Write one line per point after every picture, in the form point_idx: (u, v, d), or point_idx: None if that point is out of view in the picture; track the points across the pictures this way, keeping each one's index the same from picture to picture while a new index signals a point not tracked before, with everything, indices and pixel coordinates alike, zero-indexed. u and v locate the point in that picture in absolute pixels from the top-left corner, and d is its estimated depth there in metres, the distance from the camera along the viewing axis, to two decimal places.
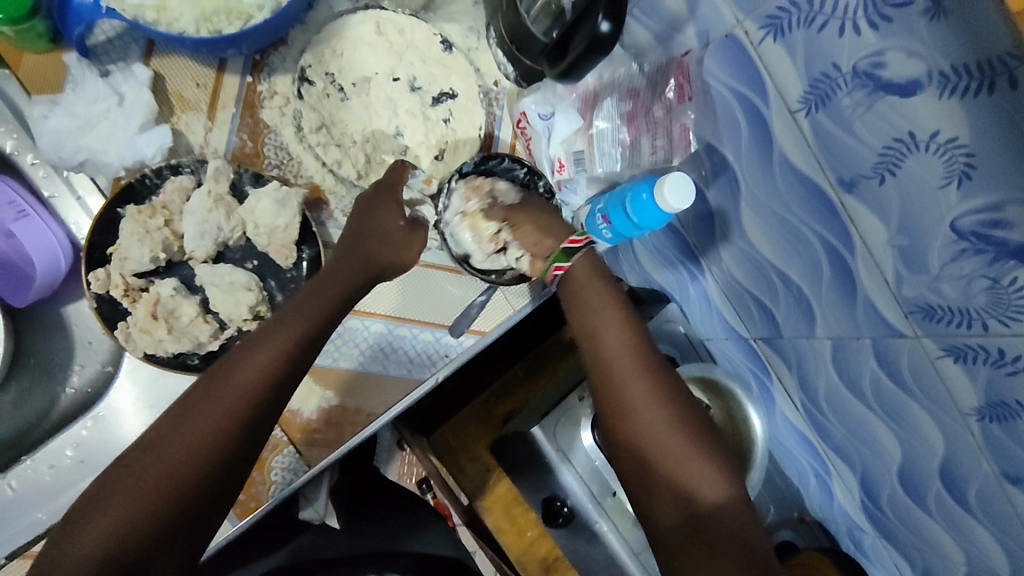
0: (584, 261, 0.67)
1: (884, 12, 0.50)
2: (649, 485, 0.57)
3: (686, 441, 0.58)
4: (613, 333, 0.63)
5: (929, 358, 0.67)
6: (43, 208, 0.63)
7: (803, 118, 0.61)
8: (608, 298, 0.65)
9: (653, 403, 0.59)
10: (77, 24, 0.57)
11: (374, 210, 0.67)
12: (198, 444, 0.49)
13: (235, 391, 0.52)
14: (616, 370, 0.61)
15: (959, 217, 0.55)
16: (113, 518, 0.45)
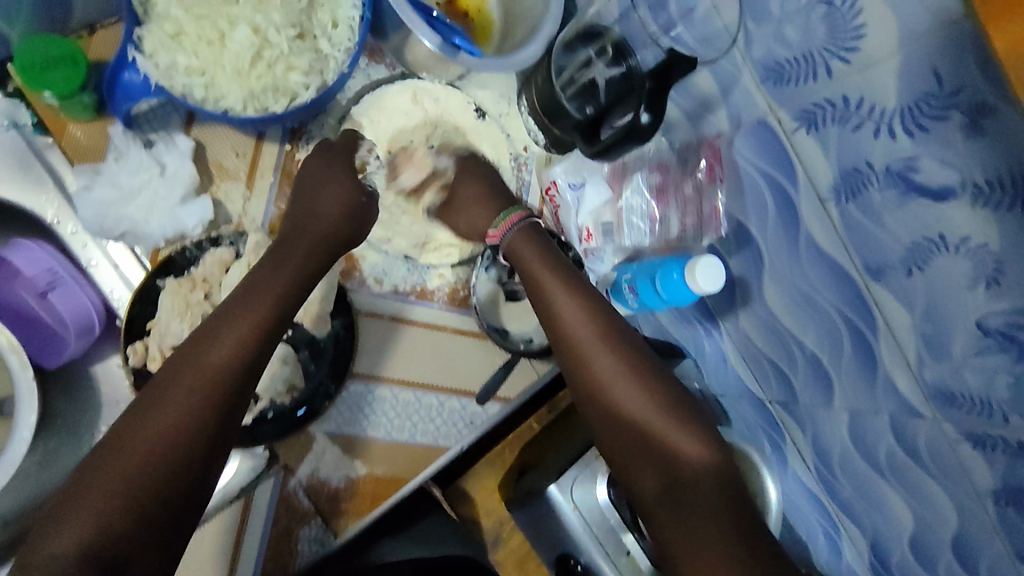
0: (518, 229, 0.68)
1: (921, 122, 0.51)
2: (628, 462, 0.61)
3: (659, 406, 0.62)
4: (569, 318, 0.65)
5: (946, 441, 0.61)
6: (81, 273, 0.63)
7: (832, 207, 0.61)
8: (559, 279, 0.66)
9: (626, 376, 0.63)
10: (123, 99, 0.56)
11: (322, 186, 0.63)
12: (175, 432, 0.48)
13: (205, 370, 0.51)
14: (583, 348, 0.64)
15: (986, 316, 0.54)
16: (88, 518, 0.43)
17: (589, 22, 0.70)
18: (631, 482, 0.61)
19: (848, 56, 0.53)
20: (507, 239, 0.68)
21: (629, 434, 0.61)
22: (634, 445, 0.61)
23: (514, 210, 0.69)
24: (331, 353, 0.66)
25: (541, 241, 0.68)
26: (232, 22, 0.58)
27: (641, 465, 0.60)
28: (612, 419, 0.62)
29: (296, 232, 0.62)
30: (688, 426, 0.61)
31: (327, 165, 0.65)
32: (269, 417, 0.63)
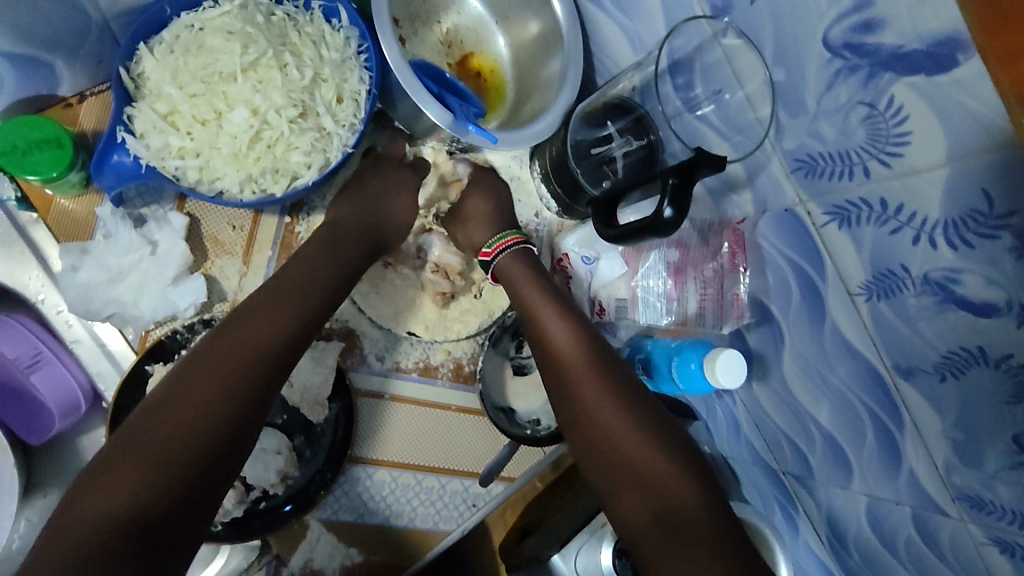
0: (510, 255, 0.69)
1: (967, 237, 0.45)
2: (615, 482, 0.54)
3: (648, 429, 0.56)
4: (555, 333, 0.64)
5: (973, 542, 0.53)
6: (66, 353, 0.62)
7: (862, 304, 0.55)
8: (551, 303, 0.66)
9: (612, 390, 0.59)
10: (109, 178, 0.54)
11: (359, 202, 0.65)
12: (214, 408, 0.46)
13: (239, 352, 0.50)
14: (570, 364, 0.62)
15: None
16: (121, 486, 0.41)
17: (616, 96, 0.71)
18: (617, 508, 0.53)
19: (890, 161, 0.48)
20: (498, 263, 0.69)
21: (613, 454, 0.55)
22: (620, 471, 0.54)
23: (509, 234, 0.69)
24: (329, 437, 0.64)
25: (536, 270, 0.69)
26: (230, 103, 0.56)
27: (625, 482, 0.53)
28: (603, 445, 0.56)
29: (343, 245, 0.62)
30: (683, 451, 0.55)
31: (384, 181, 0.68)
32: (262, 508, 0.61)
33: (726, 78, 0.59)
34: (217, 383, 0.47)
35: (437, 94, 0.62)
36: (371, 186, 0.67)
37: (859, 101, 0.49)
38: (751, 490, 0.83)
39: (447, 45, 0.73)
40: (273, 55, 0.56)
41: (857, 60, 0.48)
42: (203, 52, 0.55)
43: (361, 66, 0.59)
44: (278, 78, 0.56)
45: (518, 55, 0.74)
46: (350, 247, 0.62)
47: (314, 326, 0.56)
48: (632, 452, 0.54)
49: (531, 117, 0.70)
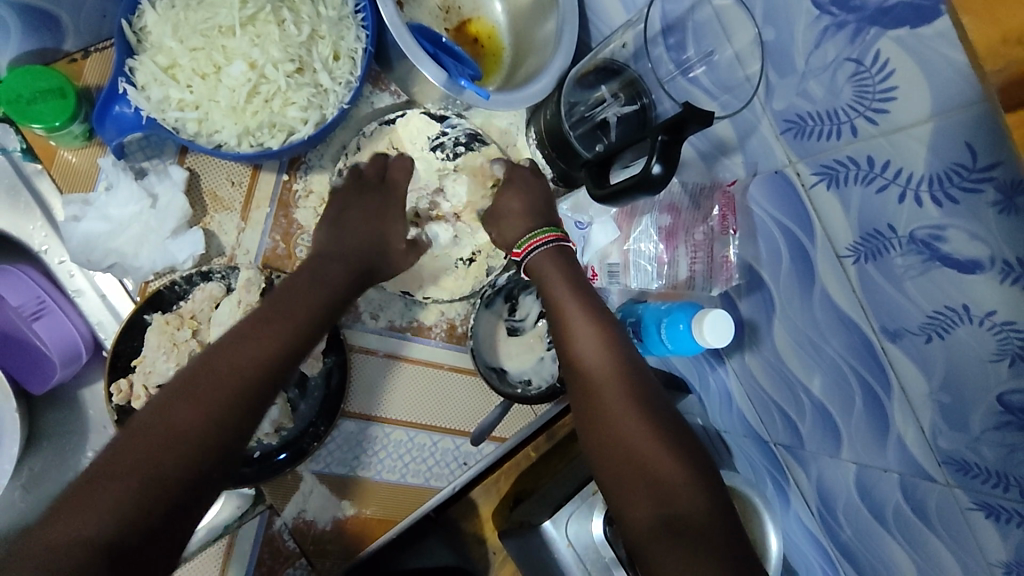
0: (546, 251, 0.68)
1: (951, 192, 0.45)
2: (627, 489, 0.56)
3: (668, 438, 0.58)
4: (583, 335, 0.64)
5: (959, 508, 0.54)
6: (69, 304, 0.64)
7: (850, 266, 0.55)
8: (578, 302, 0.66)
9: (632, 403, 0.60)
10: (111, 130, 0.56)
11: (376, 216, 0.66)
12: (200, 435, 0.47)
13: (233, 376, 0.51)
14: (595, 370, 0.62)
15: (1010, 393, 0.47)
16: (98, 510, 0.41)
17: (607, 58, 0.72)
18: (626, 515, 0.55)
19: (877, 117, 0.48)
20: (532, 259, 0.68)
21: (630, 461, 0.56)
22: (630, 475, 0.56)
23: (545, 231, 0.68)
24: (323, 391, 0.67)
25: (569, 268, 0.68)
26: (228, 57, 0.57)
27: (634, 488, 0.55)
28: (618, 450, 0.58)
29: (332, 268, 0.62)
30: (701, 461, 0.57)
31: (378, 198, 0.67)
32: (255, 456, 0.63)
33: (717, 39, 0.59)
34: (207, 404, 0.48)
35: (433, 54, 0.64)
36: (357, 215, 0.65)
37: (846, 57, 0.49)
38: (744, 463, 0.84)
39: (444, 11, 0.74)
40: (270, 10, 0.58)
41: (844, 16, 0.47)
42: (203, 7, 0.57)
43: (357, 25, 0.61)
44: (276, 33, 0.58)
45: (514, 21, 0.76)
46: (342, 273, 0.62)
47: (297, 334, 0.56)
48: (648, 457, 0.56)
49: (527, 79, 0.71)
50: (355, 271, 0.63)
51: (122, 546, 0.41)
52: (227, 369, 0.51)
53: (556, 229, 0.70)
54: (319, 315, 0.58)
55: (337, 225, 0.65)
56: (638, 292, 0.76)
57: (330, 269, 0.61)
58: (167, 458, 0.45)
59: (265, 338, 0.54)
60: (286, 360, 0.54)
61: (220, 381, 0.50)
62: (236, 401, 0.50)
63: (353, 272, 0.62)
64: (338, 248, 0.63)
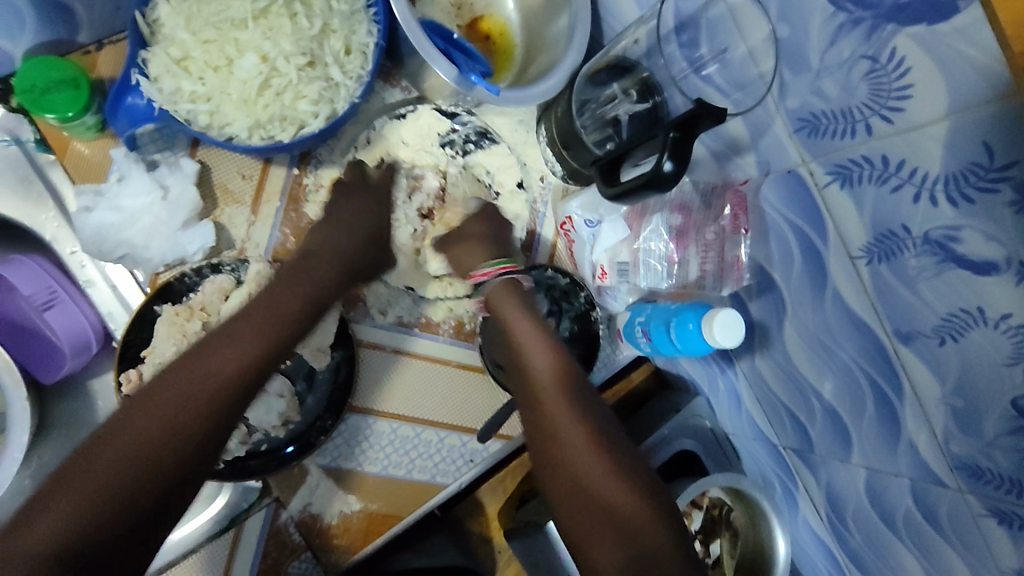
0: (500, 282, 0.67)
1: (967, 191, 0.44)
2: (586, 523, 0.54)
3: (627, 470, 0.57)
4: (541, 356, 0.62)
5: (971, 515, 0.53)
6: (79, 294, 0.65)
7: (863, 267, 0.54)
8: (536, 327, 0.64)
9: (590, 436, 0.58)
10: (124, 121, 0.57)
11: (365, 205, 0.67)
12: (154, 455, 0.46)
13: (201, 389, 0.49)
14: (548, 389, 0.60)
15: None
16: (57, 521, 0.42)
17: (618, 55, 0.72)
18: (587, 552, 0.54)
19: (892, 116, 0.48)
20: (493, 286, 0.67)
21: (587, 496, 0.55)
22: (591, 512, 0.54)
23: (504, 261, 0.68)
24: (331, 385, 0.67)
25: (523, 296, 0.67)
26: (240, 49, 0.58)
27: (597, 526, 0.54)
28: (578, 483, 0.56)
29: (316, 271, 0.61)
30: (654, 493, 0.57)
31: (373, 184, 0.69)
32: (263, 449, 0.64)
33: (731, 36, 0.59)
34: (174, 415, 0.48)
35: (444, 50, 0.64)
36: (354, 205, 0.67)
37: (862, 54, 0.48)
38: (753, 467, 0.83)
39: (455, 7, 0.75)
40: (283, 3, 0.58)
41: (860, 12, 0.47)
42: (216, 0, 0.58)
43: (369, 19, 0.60)
44: (288, 26, 0.58)
45: (526, 18, 0.75)
46: (328, 273, 0.62)
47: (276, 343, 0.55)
48: (608, 494, 0.55)
49: (539, 76, 0.71)
50: (344, 273, 0.63)
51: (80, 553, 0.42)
52: (195, 382, 0.49)
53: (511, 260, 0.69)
54: (300, 322, 0.57)
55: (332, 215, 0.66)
56: (647, 292, 0.76)
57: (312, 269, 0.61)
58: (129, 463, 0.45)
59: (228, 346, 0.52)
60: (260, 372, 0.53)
61: (182, 393, 0.49)
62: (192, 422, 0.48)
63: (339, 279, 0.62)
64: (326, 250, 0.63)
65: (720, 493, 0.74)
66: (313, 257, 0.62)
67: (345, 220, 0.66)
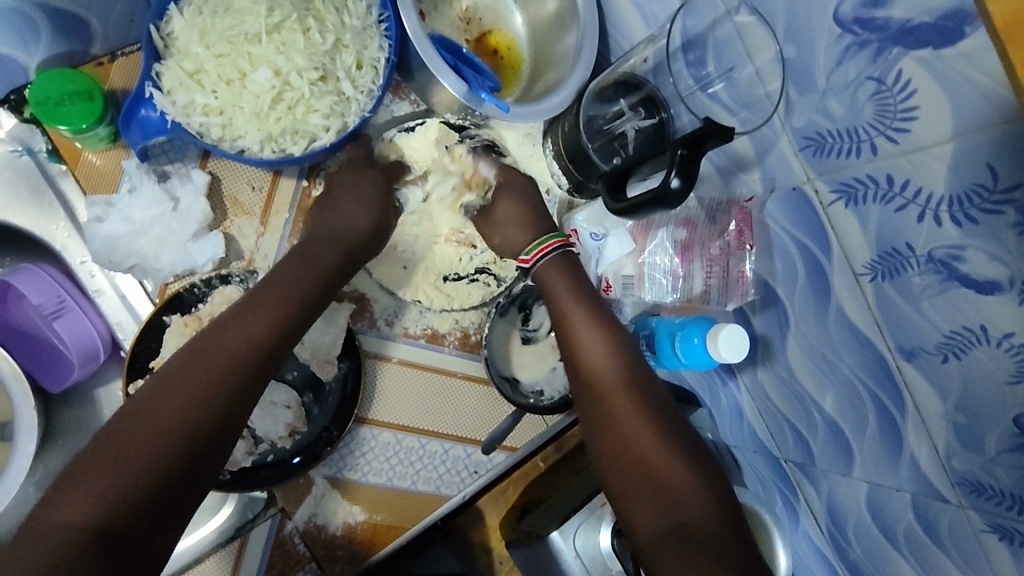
0: (550, 260, 0.69)
1: (971, 212, 0.45)
2: (631, 489, 0.57)
3: (675, 442, 0.58)
4: (588, 340, 0.65)
5: (972, 530, 0.54)
6: (88, 303, 0.65)
7: (867, 284, 0.55)
8: (585, 311, 0.67)
9: (639, 411, 0.60)
10: (136, 133, 0.57)
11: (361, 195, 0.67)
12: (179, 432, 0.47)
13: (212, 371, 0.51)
14: (596, 364, 0.64)
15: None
16: (85, 500, 0.42)
17: (628, 72, 0.72)
18: (630, 515, 0.56)
19: (897, 136, 0.48)
20: (539, 268, 0.70)
21: (636, 464, 0.57)
22: (638, 479, 0.57)
23: (551, 237, 0.70)
24: (337, 396, 0.67)
25: (575, 277, 0.69)
26: (253, 63, 0.58)
27: (640, 491, 0.56)
28: (626, 453, 0.58)
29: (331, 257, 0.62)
30: (700, 459, 0.58)
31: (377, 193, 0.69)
32: (269, 460, 0.64)
33: (737, 55, 0.60)
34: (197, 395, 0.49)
35: (453, 65, 0.65)
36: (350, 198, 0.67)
37: (868, 76, 0.49)
38: (753, 479, 0.83)
39: (464, 21, 0.75)
40: (297, 19, 0.59)
41: (867, 35, 0.48)
42: (230, 14, 0.58)
43: (380, 35, 0.61)
44: (301, 41, 0.59)
45: (534, 33, 0.76)
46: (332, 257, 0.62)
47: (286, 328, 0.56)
48: (654, 462, 0.57)
49: (546, 92, 0.72)
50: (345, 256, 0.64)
51: (108, 531, 0.42)
52: (203, 366, 0.50)
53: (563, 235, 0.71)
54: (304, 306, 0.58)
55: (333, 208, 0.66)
56: (651, 305, 0.76)
57: (318, 254, 0.62)
58: (157, 444, 0.46)
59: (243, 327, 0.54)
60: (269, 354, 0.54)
61: (201, 376, 0.50)
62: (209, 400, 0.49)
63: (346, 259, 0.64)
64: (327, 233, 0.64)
65: None
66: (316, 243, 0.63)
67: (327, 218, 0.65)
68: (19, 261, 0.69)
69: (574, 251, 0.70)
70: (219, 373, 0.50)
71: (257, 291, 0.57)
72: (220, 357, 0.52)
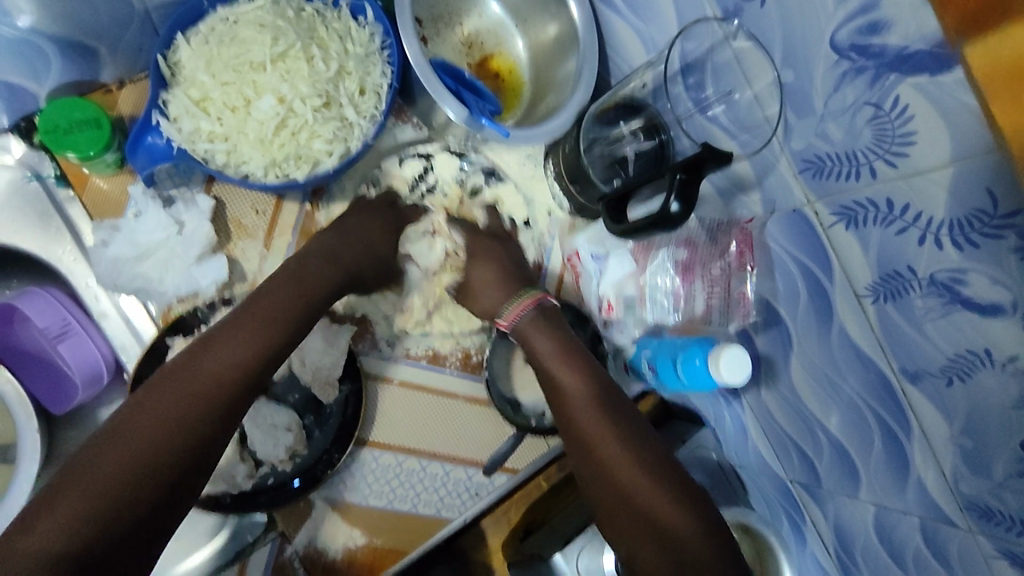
0: (528, 313, 0.68)
1: (972, 236, 0.45)
2: (620, 522, 0.57)
3: (666, 480, 0.58)
4: (566, 374, 0.64)
5: (982, 555, 0.53)
6: (93, 327, 0.66)
7: (869, 306, 0.55)
8: (562, 356, 0.65)
9: (627, 449, 0.60)
10: (142, 159, 0.58)
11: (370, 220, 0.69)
12: (153, 458, 0.47)
13: (199, 391, 0.52)
14: (574, 400, 0.63)
15: None
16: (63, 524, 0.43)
17: (628, 95, 0.72)
18: (623, 547, 0.57)
19: (896, 161, 0.48)
20: (516, 324, 0.68)
21: (620, 497, 0.58)
22: (633, 519, 0.57)
23: (532, 292, 0.69)
24: (337, 420, 0.67)
25: (553, 326, 0.67)
26: (258, 91, 0.59)
27: (631, 523, 0.56)
28: (618, 494, 0.58)
29: (309, 281, 0.62)
30: (678, 481, 0.59)
31: (372, 211, 0.70)
32: (269, 483, 0.64)
33: (736, 79, 0.60)
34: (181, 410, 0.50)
35: (455, 90, 0.66)
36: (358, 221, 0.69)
37: (866, 101, 0.49)
38: (758, 499, 0.81)
39: (466, 46, 0.76)
40: (301, 47, 0.59)
41: (864, 61, 0.48)
42: (235, 42, 0.59)
43: (383, 61, 0.63)
44: (305, 69, 0.59)
45: (535, 55, 0.77)
46: (317, 269, 0.63)
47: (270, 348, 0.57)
48: (631, 484, 0.58)
49: (547, 114, 0.73)
50: (331, 268, 0.64)
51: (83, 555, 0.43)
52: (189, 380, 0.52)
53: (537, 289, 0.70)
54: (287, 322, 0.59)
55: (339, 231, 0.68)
56: (653, 326, 0.75)
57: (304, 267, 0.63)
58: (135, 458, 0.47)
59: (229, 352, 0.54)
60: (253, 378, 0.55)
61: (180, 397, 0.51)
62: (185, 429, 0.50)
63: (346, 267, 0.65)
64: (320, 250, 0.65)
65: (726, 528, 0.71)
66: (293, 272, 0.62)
67: (336, 253, 0.65)
68: (26, 284, 0.70)
69: (548, 302, 0.69)
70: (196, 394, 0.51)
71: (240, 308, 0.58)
72: (201, 377, 0.52)
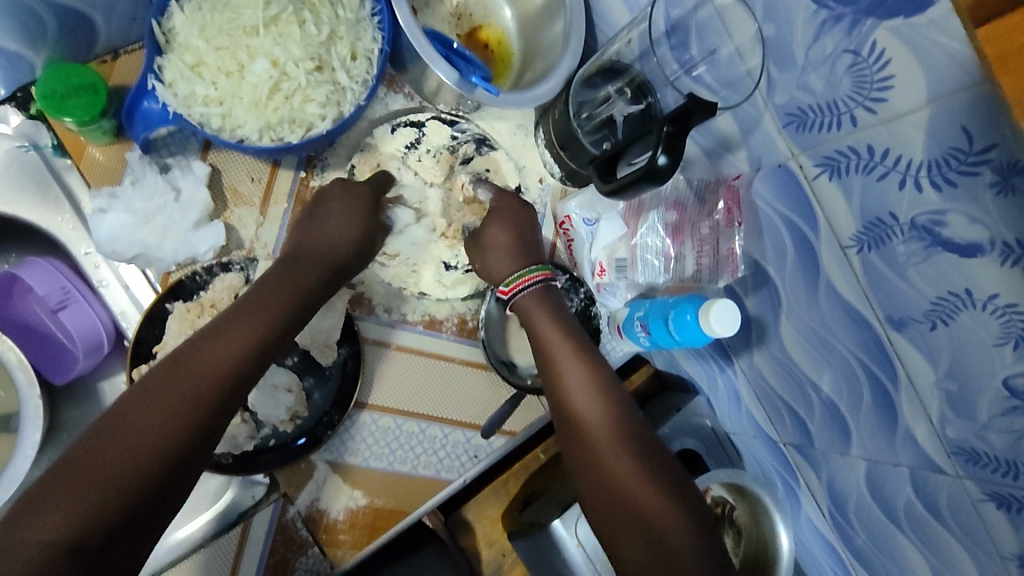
0: (531, 292, 0.69)
1: (949, 176, 0.46)
2: (613, 520, 0.57)
3: (658, 477, 0.58)
4: (570, 373, 0.65)
5: (969, 501, 0.54)
6: (93, 295, 0.67)
7: (854, 256, 0.56)
8: (568, 341, 0.67)
9: (621, 441, 0.61)
10: (139, 125, 0.59)
11: (343, 210, 0.68)
12: (151, 453, 0.47)
13: (194, 388, 0.51)
14: (577, 398, 0.63)
15: (1015, 376, 0.47)
16: (59, 515, 0.42)
17: (611, 59, 0.74)
18: (614, 546, 0.57)
19: (875, 106, 0.50)
20: (518, 299, 0.69)
21: (617, 496, 0.58)
22: (617, 506, 0.57)
23: (536, 270, 0.70)
24: (337, 381, 0.69)
25: (556, 310, 0.69)
26: (252, 55, 0.61)
27: (625, 524, 0.57)
28: (609, 484, 0.58)
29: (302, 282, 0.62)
30: (677, 483, 0.59)
31: (347, 189, 0.69)
32: (271, 444, 0.66)
33: (719, 37, 0.62)
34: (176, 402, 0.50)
35: (445, 56, 0.67)
36: (336, 207, 0.68)
37: (844, 49, 0.51)
38: (753, 464, 0.82)
39: (456, 17, 0.78)
40: (292, 11, 0.62)
41: (841, 8, 0.50)
42: (228, 9, 0.61)
43: (374, 27, 0.64)
44: (297, 33, 0.62)
45: (523, 26, 0.79)
46: (314, 273, 0.64)
47: (266, 344, 0.57)
48: (629, 482, 0.58)
49: (535, 80, 0.74)
50: (330, 269, 0.65)
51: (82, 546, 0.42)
52: (187, 372, 0.52)
53: (545, 267, 0.71)
54: (283, 319, 0.59)
55: (315, 221, 0.67)
56: (645, 288, 0.77)
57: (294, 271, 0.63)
58: (134, 451, 0.46)
59: (223, 347, 0.54)
60: (249, 367, 0.55)
61: (177, 390, 0.50)
62: (182, 419, 0.49)
63: (340, 268, 0.66)
64: (311, 251, 0.65)
65: (723, 492, 0.71)
66: (297, 270, 0.63)
67: (328, 252, 0.65)
68: (25, 256, 0.71)
69: (555, 285, 0.70)
70: (192, 393, 0.51)
71: (236, 307, 0.58)
72: (197, 372, 0.52)
